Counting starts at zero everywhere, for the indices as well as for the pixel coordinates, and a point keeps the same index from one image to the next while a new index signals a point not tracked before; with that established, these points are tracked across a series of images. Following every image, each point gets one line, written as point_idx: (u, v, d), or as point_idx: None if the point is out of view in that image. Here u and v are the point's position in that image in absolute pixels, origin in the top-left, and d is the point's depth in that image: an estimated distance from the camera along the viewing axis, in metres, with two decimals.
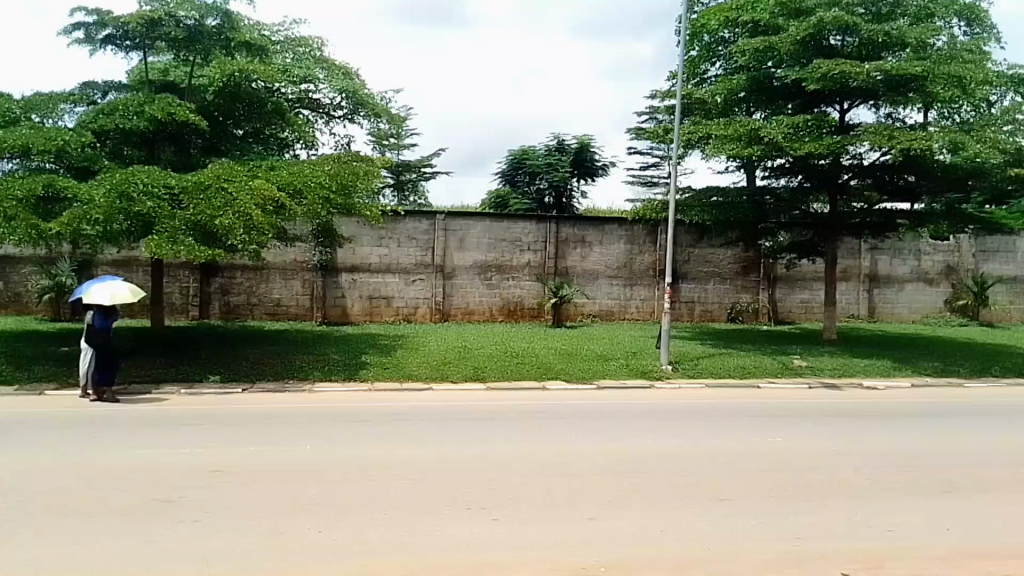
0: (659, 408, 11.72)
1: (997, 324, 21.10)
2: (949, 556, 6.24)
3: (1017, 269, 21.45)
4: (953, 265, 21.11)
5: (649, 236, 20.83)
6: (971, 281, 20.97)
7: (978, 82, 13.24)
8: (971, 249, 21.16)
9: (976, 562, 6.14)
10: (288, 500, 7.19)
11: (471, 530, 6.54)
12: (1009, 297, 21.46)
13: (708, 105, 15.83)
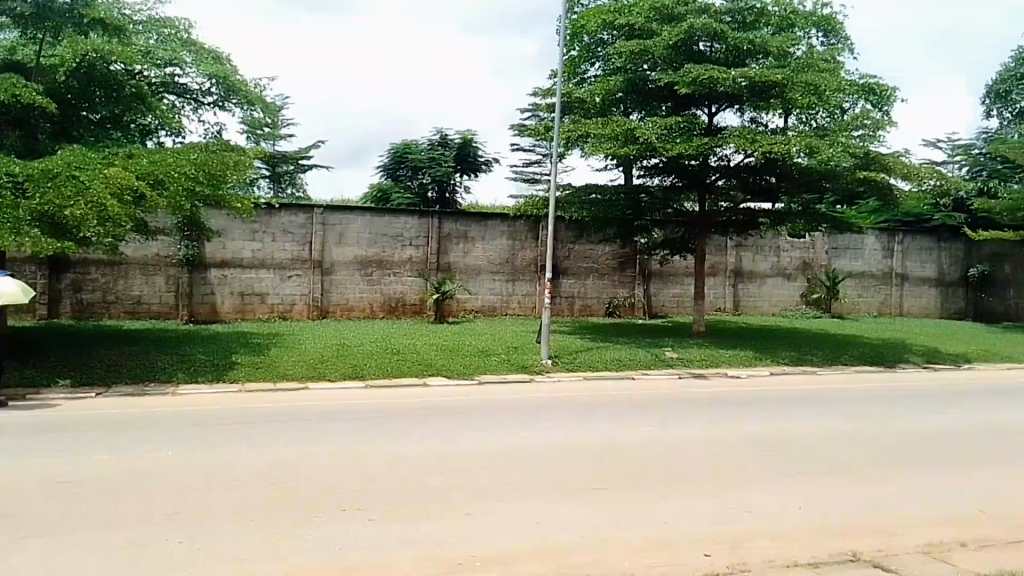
0: (537, 402, 11.92)
1: (846, 316, 22.83)
2: (804, 534, 6.73)
3: (863, 265, 23.26)
4: (809, 261, 22.68)
5: (530, 232, 21.09)
6: (824, 276, 22.62)
7: (831, 90, 14.21)
8: (823, 246, 22.80)
9: (828, 538, 6.65)
10: (150, 507, 6.81)
11: (348, 530, 6.43)
12: (856, 291, 23.24)
13: (586, 105, 16.00)
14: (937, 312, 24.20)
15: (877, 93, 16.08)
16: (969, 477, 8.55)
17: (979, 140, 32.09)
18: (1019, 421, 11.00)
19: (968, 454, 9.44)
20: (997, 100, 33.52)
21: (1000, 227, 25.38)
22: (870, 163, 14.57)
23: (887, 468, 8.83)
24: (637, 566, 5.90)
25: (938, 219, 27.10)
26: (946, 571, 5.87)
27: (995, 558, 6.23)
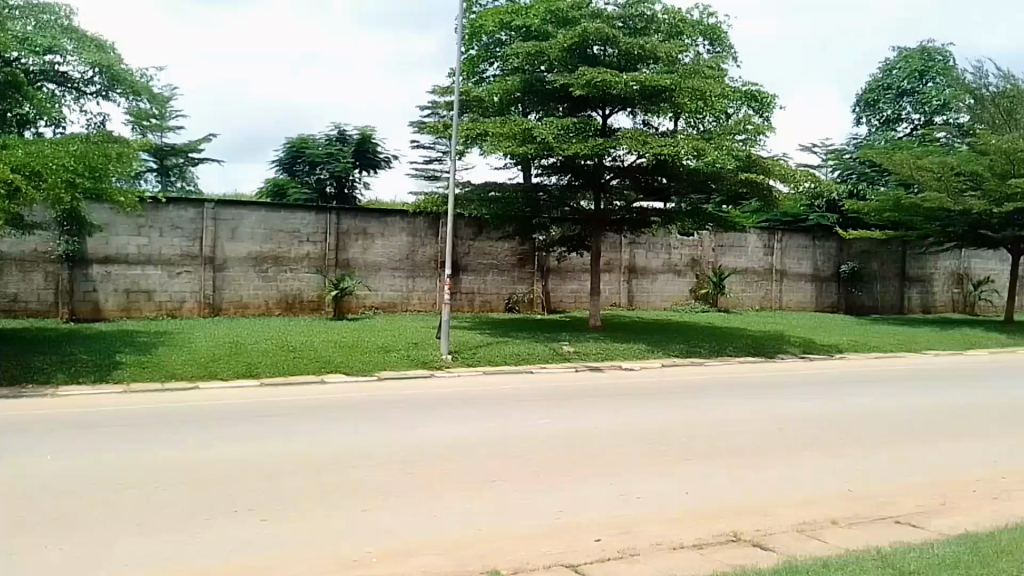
0: (437, 397, 12.03)
1: (732, 310, 23.98)
2: (691, 517, 7.15)
3: (747, 262, 24.48)
4: (697, 258, 23.68)
5: (430, 229, 21.13)
6: (711, 273, 23.68)
7: (716, 95, 14.89)
8: (710, 244, 23.84)
9: (712, 521, 7.09)
10: (27, 515, 6.55)
11: (238, 532, 6.38)
12: (741, 286, 24.41)
13: (485, 103, 16.38)
14: (814, 306, 25.68)
15: (758, 101, 16.93)
16: (839, 459, 9.24)
17: (851, 145, 34.18)
18: (883, 407, 11.91)
19: (839, 438, 10.17)
20: (867, 108, 35.77)
21: (869, 226, 27.21)
22: (751, 165, 15.41)
23: (768, 452, 9.43)
24: (533, 555, 6.14)
25: (813, 218, 28.77)
26: (818, 548, 6.38)
27: (861, 534, 6.80)
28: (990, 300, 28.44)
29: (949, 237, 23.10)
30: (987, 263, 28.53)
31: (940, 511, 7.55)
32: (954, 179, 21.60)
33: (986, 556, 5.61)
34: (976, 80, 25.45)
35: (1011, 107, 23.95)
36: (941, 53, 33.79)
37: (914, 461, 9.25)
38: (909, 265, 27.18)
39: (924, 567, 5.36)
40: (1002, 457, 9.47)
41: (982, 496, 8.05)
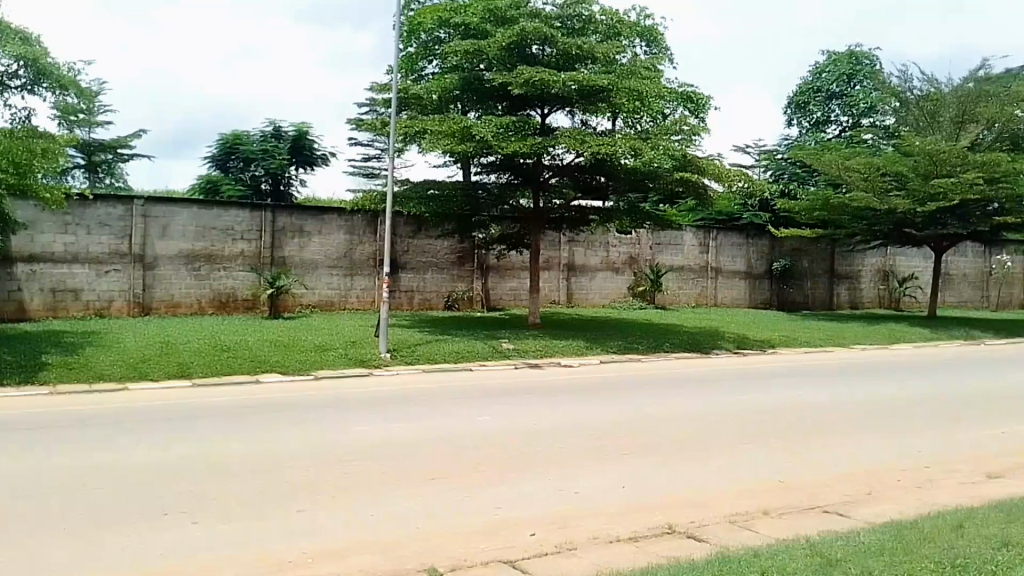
0: (376, 395, 11.97)
1: (669, 306, 24.37)
2: (626, 510, 7.27)
3: (684, 260, 24.91)
4: (635, 256, 24.01)
5: (368, 226, 20.98)
6: (649, 270, 24.02)
7: (653, 95, 15.17)
8: (648, 242, 24.18)
9: (647, 513, 7.22)
10: None
11: (169, 534, 6.26)
12: (677, 283, 24.84)
13: (423, 101, 16.25)
14: (748, 302, 26.25)
15: (693, 102, 17.22)
16: (771, 451, 9.50)
17: (783, 145, 35.04)
18: (814, 400, 12.27)
19: (771, 430, 10.44)
20: (798, 110, 36.68)
21: (799, 225, 27.95)
22: (687, 165, 15.68)
23: (702, 446, 9.64)
24: (471, 551, 6.18)
25: (747, 217, 29.43)
26: (750, 538, 6.55)
27: (790, 523, 7.01)
28: (915, 296, 29.15)
29: (875, 235, 23.78)
30: (911, 260, 29.13)
31: (865, 500, 7.82)
32: (879, 180, 22.45)
33: (909, 542, 5.84)
34: (902, 84, 26.32)
35: (934, 110, 24.85)
36: (868, 57, 34.77)
37: (842, 452, 9.56)
38: (838, 262, 27.86)
39: (851, 554, 5.55)
40: (925, 447, 9.85)
41: (906, 485, 8.36)
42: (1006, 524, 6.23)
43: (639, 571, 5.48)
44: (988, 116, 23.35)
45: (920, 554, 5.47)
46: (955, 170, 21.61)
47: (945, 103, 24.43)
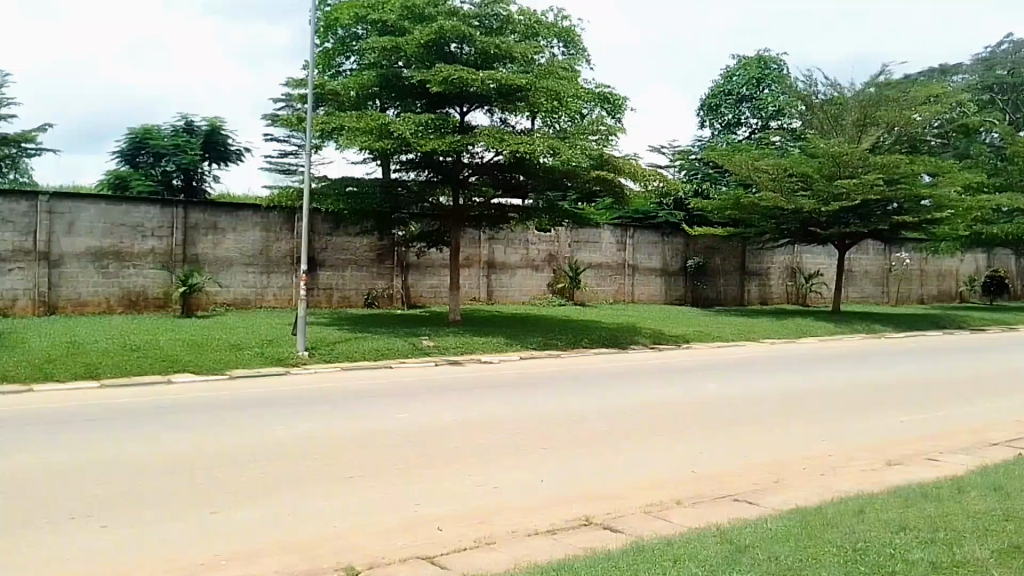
0: (295, 394, 11.83)
1: (588, 303, 24.80)
2: (543, 504, 7.40)
3: (602, 257, 25.37)
4: (554, 253, 24.35)
5: (285, 224, 20.70)
6: (568, 267, 24.40)
7: (570, 95, 15.48)
8: (567, 240, 24.55)
9: (563, 506, 7.37)
10: None
11: (74, 540, 6.09)
12: (596, 280, 25.26)
13: (340, 97, 16.22)
14: (663, 299, 26.91)
15: (610, 103, 17.60)
16: (686, 443, 9.79)
17: (696, 147, 36.00)
18: (727, 393, 12.71)
19: (686, 423, 10.78)
20: (710, 112, 37.62)
21: (713, 224, 28.79)
22: (604, 164, 16.01)
23: (619, 439, 9.86)
24: (389, 549, 6.20)
25: (662, 216, 30.10)
26: (662, 526, 6.76)
27: (701, 512, 7.25)
28: (820, 291, 30.14)
29: (783, 233, 24.59)
30: (817, 257, 30.16)
31: (772, 488, 8.14)
32: (786, 180, 23.36)
33: (813, 528, 6.12)
34: (807, 88, 27.41)
35: (838, 114, 25.87)
36: (776, 63, 36.27)
37: (754, 443, 9.91)
38: (748, 260, 28.65)
39: (759, 541, 5.78)
40: (831, 436, 10.29)
41: (812, 472, 8.73)
42: (903, 508, 6.58)
43: (555, 563, 5.59)
44: (888, 120, 24.53)
45: (824, 539, 5.73)
46: (858, 171, 22.62)
47: (848, 107, 25.45)
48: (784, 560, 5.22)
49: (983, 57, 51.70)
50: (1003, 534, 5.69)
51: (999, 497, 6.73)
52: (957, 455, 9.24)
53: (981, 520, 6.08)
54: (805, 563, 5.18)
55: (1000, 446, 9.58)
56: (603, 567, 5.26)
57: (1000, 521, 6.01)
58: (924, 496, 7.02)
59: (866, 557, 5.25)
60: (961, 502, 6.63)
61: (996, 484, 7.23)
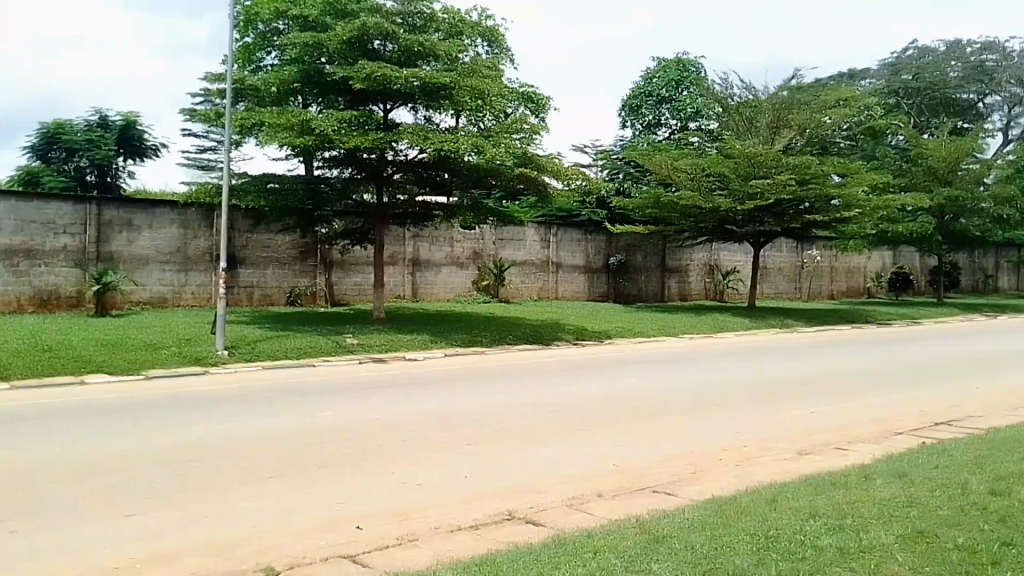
0: (211, 395, 11.55)
1: (512, 300, 25.30)
2: (464, 500, 7.37)
3: (525, 255, 25.84)
4: (479, 251, 24.82)
5: (203, 220, 20.28)
6: (492, 265, 24.86)
7: (494, 95, 15.67)
8: (491, 237, 25.02)
9: (483, 502, 7.33)
10: None
11: None
12: (520, 278, 25.77)
13: (261, 92, 16.20)
14: (587, 295, 27.45)
15: (534, 102, 17.82)
16: (607, 438, 9.87)
17: (618, 146, 36.57)
18: (650, 388, 12.94)
19: (610, 418, 10.92)
20: (631, 113, 38.26)
21: (634, 221, 29.37)
22: (527, 161, 16.20)
23: (541, 436, 9.89)
24: (305, 549, 6.09)
25: (585, 214, 30.55)
26: (583, 518, 6.73)
27: (622, 503, 7.23)
28: (737, 288, 30.94)
29: (701, 231, 25.29)
30: (733, 254, 30.96)
31: (691, 478, 8.18)
32: (704, 180, 24.07)
33: (729, 516, 6.07)
34: (724, 90, 28.15)
35: (752, 116, 26.69)
36: (694, 64, 37.20)
37: (675, 436, 10.04)
38: (668, 257, 29.26)
39: (677, 530, 5.72)
40: (748, 429, 10.49)
41: (729, 462, 8.83)
42: (813, 496, 6.53)
43: (475, 558, 5.51)
44: (800, 122, 25.58)
45: (738, 527, 5.68)
46: (771, 171, 23.46)
47: (762, 109, 26.36)
48: (699, 549, 5.16)
49: (890, 63, 54.15)
50: (907, 519, 5.70)
51: (904, 484, 6.73)
52: (865, 444, 9.49)
53: (886, 505, 6.07)
54: (719, 550, 5.15)
55: (905, 435, 9.91)
56: (520, 561, 5.15)
57: (904, 506, 6.01)
58: (832, 484, 7.03)
59: (778, 544, 5.23)
60: (867, 489, 6.63)
61: (901, 470, 7.29)
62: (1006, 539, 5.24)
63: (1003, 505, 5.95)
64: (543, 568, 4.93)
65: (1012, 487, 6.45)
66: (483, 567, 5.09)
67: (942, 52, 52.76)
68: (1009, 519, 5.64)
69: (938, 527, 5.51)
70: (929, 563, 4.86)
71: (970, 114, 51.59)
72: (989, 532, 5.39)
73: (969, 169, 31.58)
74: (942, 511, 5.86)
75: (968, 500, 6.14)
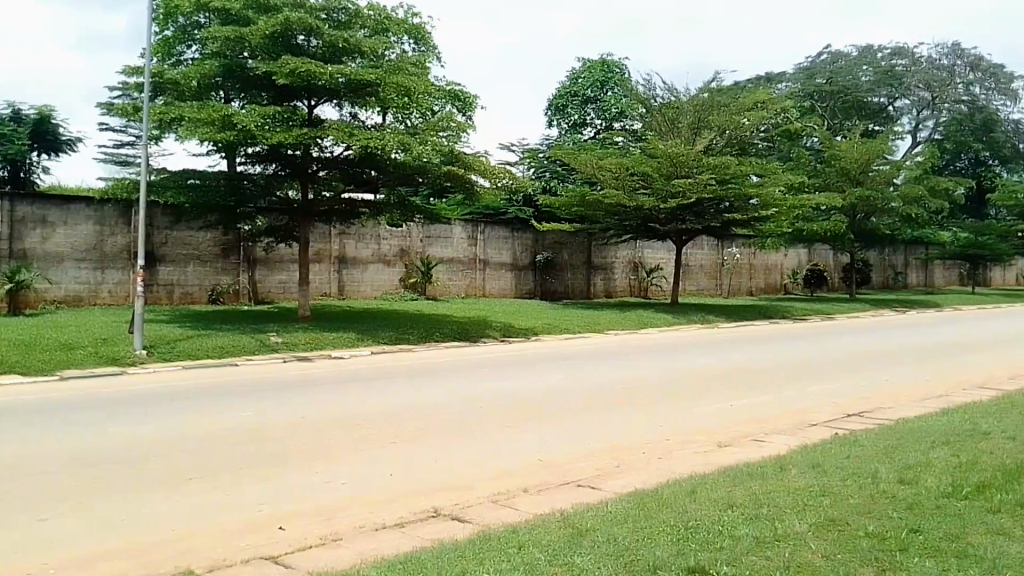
0: (131, 396, 11.33)
1: (439, 297, 25.47)
2: (391, 497, 7.43)
3: (452, 252, 25.99)
4: (406, 249, 24.91)
5: (120, 217, 19.72)
6: (419, 262, 25.00)
7: (420, 92, 15.82)
8: (418, 235, 25.12)
9: (411, 499, 7.38)
10: None
11: None
12: (447, 275, 25.94)
13: (180, 87, 15.95)
14: (514, 293, 27.70)
15: (462, 100, 17.94)
16: (532, 433, 10.05)
17: (543, 145, 36.96)
18: (577, 384, 13.13)
19: (537, 414, 11.07)
20: (557, 112, 38.67)
21: (560, 220, 29.81)
22: (454, 160, 16.37)
23: (467, 432, 10.00)
24: (229, 550, 6.09)
25: (512, 212, 30.82)
26: (509, 514, 6.81)
27: (547, 498, 7.33)
28: (660, 285, 31.63)
29: (625, 230, 25.84)
30: (656, 252, 31.60)
31: (614, 472, 8.35)
32: (628, 179, 24.47)
33: (650, 509, 6.14)
34: (647, 92, 28.83)
35: (674, 116, 27.31)
36: (618, 67, 37.96)
37: (601, 431, 10.24)
38: (594, 255, 29.68)
39: (599, 523, 5.78)
40: (671, 423, 10.78)
41: (651, 456, 9.03)
42: (730, 487, 6.69)
43: (402, 556, 5.55)
44: (719, 124, 26.45)
45: (659, 519, 5.76)
46: (693, 171, 24.09)
47: (683, 110, 27.02)
48: (621, 541, 5.25)
49: (805, 67, 56.21)
50: (819, 508, 5.83)
51: (817, 474, 6.93)
52: (781, 437, 9.84)
53: (800, 495, 6.22)
54: (640, 542, 5.23)
55: (819, 427, 10.35)
56: (445, 559, 5.16)
57: (817, 495, 6.19)
58: (748, 475, 7.20)
59: (697, 534, 5.32)
60: (781, 480, 6.79)
61: (813, 461, 7.55)
62: (914, 525, 5.34)
63: (910, 492, 6.11)
64: (467, 565, 4.95)
65: (918, 474, 6.65)
66: (407, 566, 5.07)
67: (854, 57, 54.95)
68: (916, 506, 5.77)
69: (849, 514, 5.63)
70: (840, 549, 4.97)
71: (879, 117, 53.94)
72: (897, 519, 5.50)
73: (879, 170, 32.91)
74: (853, 500, 6.00)
75: (877, 488, 6.30)
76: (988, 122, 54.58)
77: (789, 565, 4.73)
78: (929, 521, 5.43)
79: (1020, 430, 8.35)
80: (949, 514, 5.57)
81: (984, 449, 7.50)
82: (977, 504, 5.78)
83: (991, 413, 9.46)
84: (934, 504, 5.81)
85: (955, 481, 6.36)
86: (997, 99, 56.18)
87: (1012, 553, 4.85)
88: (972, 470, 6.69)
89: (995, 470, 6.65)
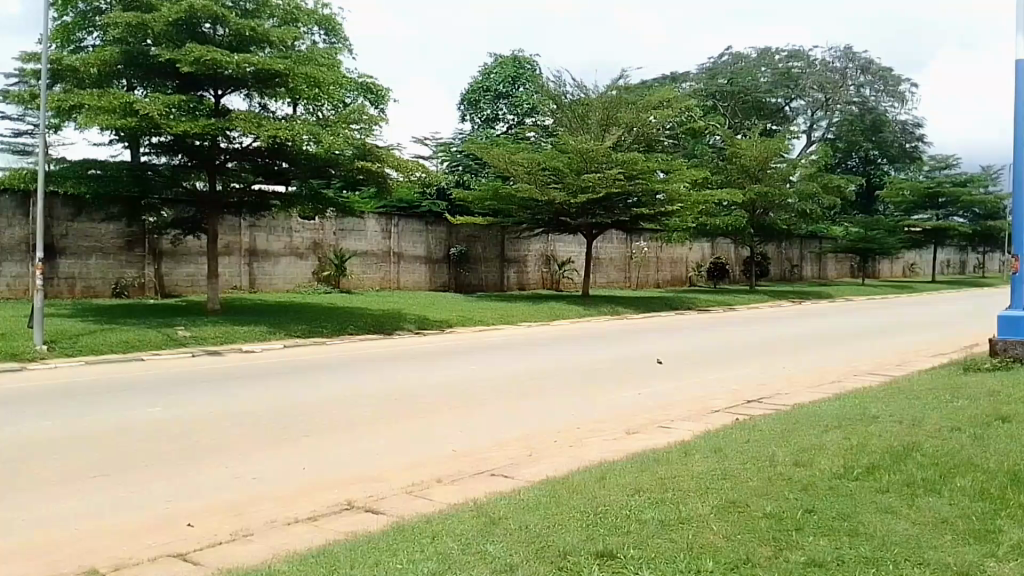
0: (26, 392, 10.90)
1: (353, 290, 25.33)
2: (304, 492, 7.44)
3: (365, 245, 25.87)
4: (318, 241, 24.73)
5: (18, 208, 18.83)
6: (332, 256, 24.87)
7: (332, 83, 15.80)
8: (331, 228, 24.97)
9: (324, 494, 7.41)
10: None
11: None
12: (360, 268, 25.79)
13: (80, 74, 15.47)
14: (427, 286, 27.78)
15: (375, 93, 17.88)
16: (443, 423, 10.22)
17: (457, 138, 37.16)
18: (490, 376, 13.34)
19: (448, 406, 11.21)
20: (470, 107, 38.82)
21: (473, 214, 30.03)
22: (366, 154, 16.44)
23: (382, 424, 10.11)
24: (138, 549, 6.01)
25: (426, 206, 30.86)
26: (422, 505, 6.95)
27: (461, 488, 7.52)
28: (572, 277, 32.23)
29: (537, 223, 26.28)
30: (568, 246, 32.19)
31: (527, 461, 8.60)
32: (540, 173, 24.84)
33: (561, 496, 6.42)
34: (557, 89, 29.39)
35: (584, 113, 27.83)
36: (529, 63, 38.42)
37: (515, 421, 10.46)
38: (507, 248, 29.93)
39: (511, 512, 6.00)
40: (581, 411, 11.11)
41: (562, 445, 9.31)
42: (637, 473, 7.04)
43: (315, 550, 5.62)
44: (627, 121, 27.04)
45: (569, 506, 6.02)
46: (603, 167, 24.83)
47: (593, 107, 27.51)
48: (533, 528, 5.50)
49: (708, 67, 58.21)
50: (719, 491, 6.22)
51: (718, 458, 7.36)
52: (685, 422, 10.32)
53: (701, 479, 6.60)
54: (550, 529, 5.49)
55: (721, 413, 10.90)
56: (359, 551, 5.27)
57: (719, 479, 6.58)
58: (655, 461, 7.57)
59: (605, 519, 5.62)
60: (686, 464, 7.19)
61: (717, 446, 8.00)
62: (809, 507, 5.75)
63: (805, 474, 6.57)
64: (382, 557, 5.09)
65: (813, 457, 7.14)
66: (323, 560, 5.15)
67: (753, 59, 57.09)
68: (811, 487, 6.22)
69: (748, 497, 6.03)
70: (739, 531, 5.34)
71: (777, 117, 56.29)
72: (793, 501, 5.92)
73: (777, 168, 34.39)
74: (752, 482, 6.43)
75: (776, 471, 6.75)
76: (878, 123, 57.88)
77: (691, 548, 5.06)
78: (823, 502, 5.86)
79: (905, 415, 9.02)
80: (839, 495, 6.04)
81: (873, 433, 8.09)
82: (867, 485, 6.28)
83: (879, 399, 10.15)
84: (826, 485, 6.28)
85: (847, 464, 6.86)
86: (886, 101, 59.32)
87: (898, 530, 5.30)
88: (863, 454, 7.21)
89: (883, 453, 7.20)
